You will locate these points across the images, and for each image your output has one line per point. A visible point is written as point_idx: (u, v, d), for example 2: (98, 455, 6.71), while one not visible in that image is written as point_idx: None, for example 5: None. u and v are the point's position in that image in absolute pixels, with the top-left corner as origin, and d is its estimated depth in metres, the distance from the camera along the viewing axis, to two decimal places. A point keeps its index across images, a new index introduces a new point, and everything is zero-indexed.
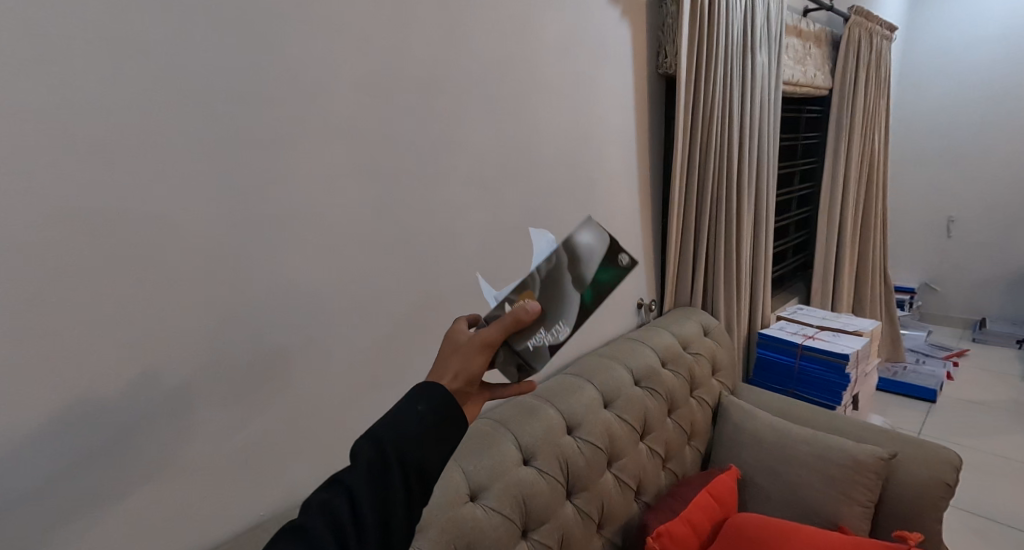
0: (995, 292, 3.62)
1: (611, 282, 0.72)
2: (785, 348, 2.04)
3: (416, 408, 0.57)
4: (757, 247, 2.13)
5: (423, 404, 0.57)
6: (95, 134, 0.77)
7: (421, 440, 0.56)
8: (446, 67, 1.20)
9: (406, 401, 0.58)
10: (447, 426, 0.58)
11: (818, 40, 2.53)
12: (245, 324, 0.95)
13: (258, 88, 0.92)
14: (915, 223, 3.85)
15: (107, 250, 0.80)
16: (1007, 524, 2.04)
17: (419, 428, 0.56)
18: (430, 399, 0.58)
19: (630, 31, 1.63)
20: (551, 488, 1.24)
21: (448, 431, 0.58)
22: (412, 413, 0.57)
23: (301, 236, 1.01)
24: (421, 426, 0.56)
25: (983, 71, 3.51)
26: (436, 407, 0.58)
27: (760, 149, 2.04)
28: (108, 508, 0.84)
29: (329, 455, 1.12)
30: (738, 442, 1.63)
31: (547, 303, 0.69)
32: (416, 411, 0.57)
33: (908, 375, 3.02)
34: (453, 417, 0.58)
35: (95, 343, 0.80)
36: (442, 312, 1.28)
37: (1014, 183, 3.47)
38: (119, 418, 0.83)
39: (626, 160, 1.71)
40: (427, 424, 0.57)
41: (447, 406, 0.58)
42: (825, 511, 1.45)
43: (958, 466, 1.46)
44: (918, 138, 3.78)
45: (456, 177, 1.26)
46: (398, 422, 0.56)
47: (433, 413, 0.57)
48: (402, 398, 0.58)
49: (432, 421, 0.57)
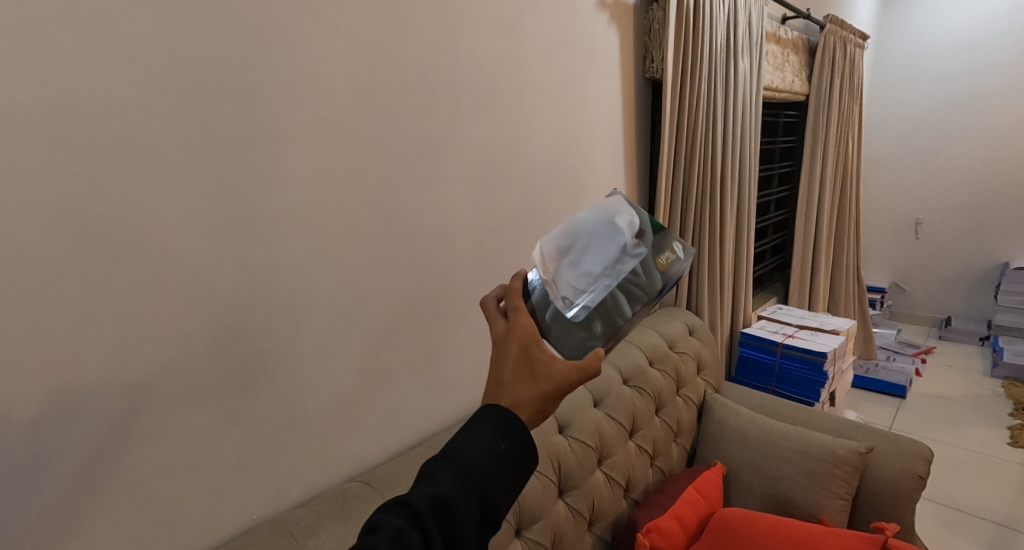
0: (960, 291, 3.75)
1: None
2: (766, 347, 2.09)
3: (500, 442, 0.55)
4: (740, 248, 2.19)
5: (501, 437, 0.55)
6: (86, 133, 0.77)
7: (496, 477, 0.54)
8: (440, 69, 1.21)
9: (483, 431, 0.55)
10: (522, 458, 0.56)
11: (796, 47, 2.60)
12: (241, 326, 0.95)
13: (257, 88, 0.93)
14: (885, 225, 3.98)
15: (98, 250, 0.79)
16: (973, 514, 2.13)
17: (495, 463, 0.54)
18: (508, 429, 0.56)
19: (617, 34, 1.65)
20: (544, 487, 1.25)
21: (519, 462, 0.56)
22: (490, 443, 0.54)
23: (295, 237, 1.01)
24: (503, 466, 0.54)
25: (948, 79, 3.64)
26: (513, 440, 0.55)
27: (742, 153, 2.10)
28: (99, 510, 0.83)
29: (321, 457, 1.11)
30: (723, 438, 1.67)
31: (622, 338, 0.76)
32: (494, 443, 0.55)
33: (880, 371, 3.12)
34: (527, 450, 0.56)
35: (92, 341, 0.80)
36: (436, 312, 1.28)
37: (976, 186, 3.61)
38: (116, 418, 0.83)
39: (612, 163, 1.74)
40: (503, 459, 0.55)
41: (522, 443, 0.56)
42: (806, 504, 1.49)
43: (930, 459, 1.51)
44: (888, 143, 3.90)
45: (448, 178, 1.26)
46: (483, 454, 0.54)
47: (510, 447, 0.55)
48: (489, 426, 0.55)
49: (509, 457, 0.55)
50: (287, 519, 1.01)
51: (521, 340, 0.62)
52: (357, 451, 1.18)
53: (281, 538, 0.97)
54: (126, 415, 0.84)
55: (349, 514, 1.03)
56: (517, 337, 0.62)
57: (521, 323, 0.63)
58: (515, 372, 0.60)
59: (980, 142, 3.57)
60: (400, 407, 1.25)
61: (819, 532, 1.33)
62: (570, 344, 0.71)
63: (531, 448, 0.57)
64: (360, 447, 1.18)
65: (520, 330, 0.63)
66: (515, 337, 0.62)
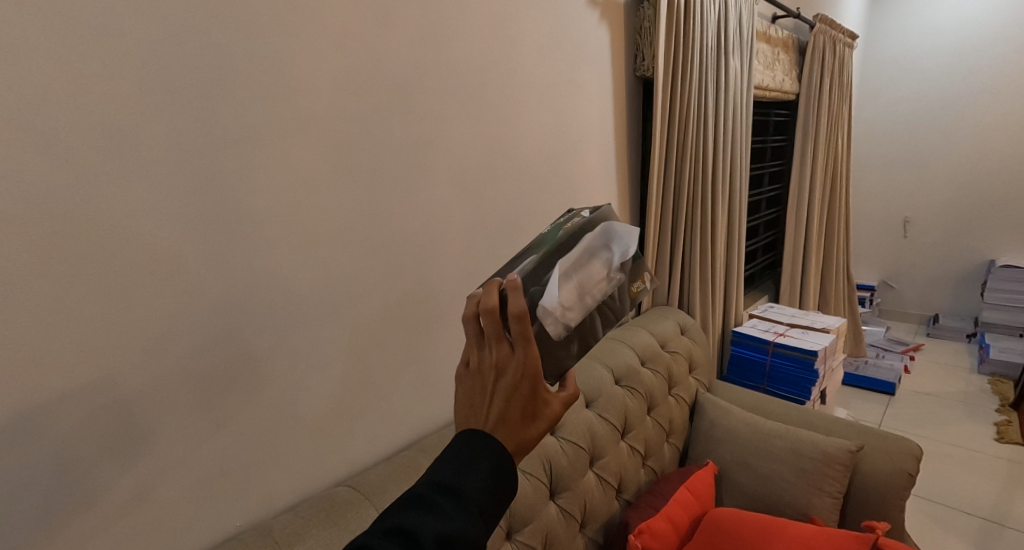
0: (947, 289, 3.79)
1: None
2: (757, 346, 2.10)
3: (494, 475, 0.54)
4: (731, 246, 2.19)
5: (486, 463, 0.54)
6: (64, 131, 0.75)
7: (480, 502, 0.53)
8: (428, 67, 1.19)
9: (468, 457, 0.54)
10: (505, 482, 0.55)
11: (786, 46, 2.60)
12: (224, 329, 0.93)
13: (243, 83, 0.91)
14: (875, 223, 4.01)
15: (77, 249, 0.78)
16: (963, 510, 2.14)
17: (480, 489, 0.53)
18: (492, 455, 0.55)
19: (607, 32, 1.64)
20: (535, 488, 1.24)
21: (503, 486, 0.55)
22: (474, 470, 0.54)
23: (280, 238, 0.99)
24: (498, 498, 0.55)
25: (936, 78, 3.66)
26: (497, 466, 0.55)
27: (733, 152, 2.10)
28: (81, 517, 0.81)
29: (307, 462, 1.09)
30: (714, 437, 1.67)
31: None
32: (478, 468, 0.54)
33: (869, 368, 3.13)
34: (511, 480, 0.56)
35: (69, 343, 0.78)
36: (426, 313, 1.27)
37: (963, 185, 3.63)
38: (96, 420, 0.81)
39: (604, 162, 1.73)
40: (487, 483, 0.54)
41: (511, 469, 0.56)
42: (798, 503, 1.49)
43: (919, 457, 1.52)
44: (878, 142, 3.92)
45: (438, 177, 1.25)
46: (480, 489, 0.53)
47: (494, 473, 0.54)
48: (486, 459, 0.55)
49: (494, 484, 0.54)
50: (272, 526, 0.99)
51: (529, 380, 0.58)
52: (346, 454, 1.16)
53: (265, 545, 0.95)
54: (105, 419, 0.82)
55: (336, 520, 1.01)
56: (524, 375, 0.57)
57: (528, 355, 0.57)
58: (514, 414, 0.57)
59: (965, 142, 3.60)
60: (389, 409, 1.23)
61: (811, 532, 1.33)
62: (550, 359, 0.68)
63: (516, 475, 0.56)
64: (349, 450, 1.16)
65: (528, 365, 0.57)
66: (522, 372, 0.57)
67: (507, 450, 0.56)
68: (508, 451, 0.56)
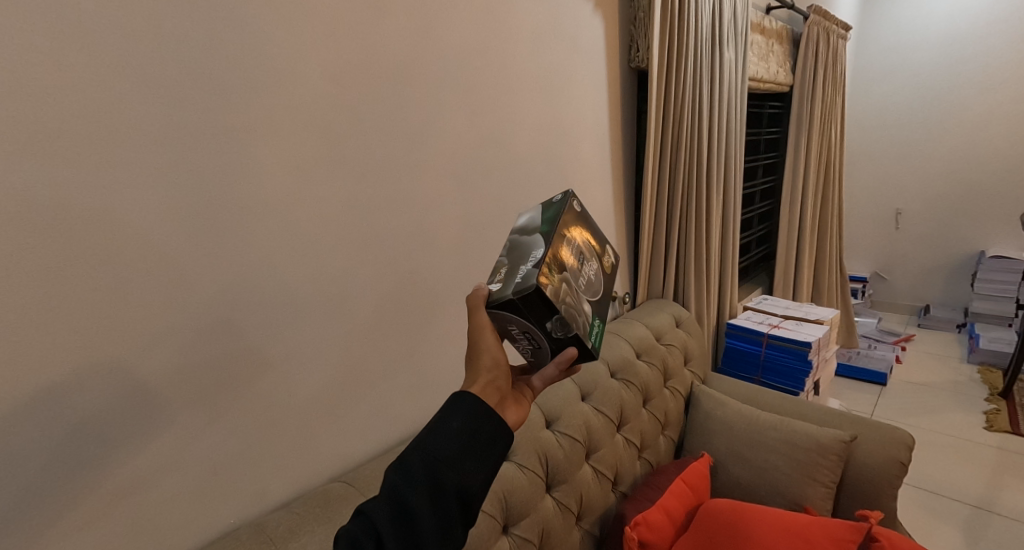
0: (938, 280, 3.81)
1: (558, 208, 0.79)
2: (751, 338, 2.10)
3: (450, 424, 0.60)
4: (725, 238, 2.19)
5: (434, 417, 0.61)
6: (56, 126, 0.74)
7: (455, 460, 0.58)
8: (421, 59, 1.18)
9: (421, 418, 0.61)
10: (481, 442, 0.60)
11: (780, 38, 2.60)
12: (218, 325, 0.92)
13: (230, 75, 0.89)
14: (868, 216, 4.02)
15: (68, 244, 0.76)
16: (955, 498, 2.15)
17: (454, 446, 0.58)
18: (462, 415, 0.60)
19: (602, 22, 1.63)
20: (531, 482, 1.24)
21: (482, 448, 0.60)
22: (447, 430, 0.59)
23: (272, 233, 0.98)
24: (456, 443, 0.58)
25: (929, 70, 3.66)
26: (471, 424, 0.60)
27: (728, 142, 2.09)
28: (76, 514, 0.80)
29: (300, 459, 1.08)
30: (709, 429, 1.67)
31: (514, 259, 0.74)
32: (450, 428, 0.59)
33: (861, 359, 3.15)
34: (469, 426, 0.60)
35: (54, 340, 0.76)
36: (421, 307, 1.26)
37: (955, 176, 3.65)
38: (85, 417, 0.80)
39: (599, 153, 1.73)
40: (461, 445, 0.59)
41: (474, 415, 0.61)
42: (791, 493, 1.50)
43: (911, 447, 1.53)
44: (871, 134, 3.93)
45: (432, 170, 1.24)
46: (431, 438, 0.59)
47: (468, 432, 0.59)
48: (439, 412, 0.61)
49: (447, 427, 0.59)
50: (267, 523, 0.98)
51: None
52: (340, 450, 1.15)
53: (260, 542, 0.94)
54: (96, 417, 0.81)
55: (330, 516, 1.01)
56: None
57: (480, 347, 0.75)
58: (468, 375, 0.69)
59: (958, 133, 3.61)
60: (384, 405, 1.23)
61: (804, 522, 1.34)
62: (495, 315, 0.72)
63: (484, 428, 0.60)
64: (342, 446, 1.15)
65: None
66: None
67: (468, 406, 0.61)
68: (462, 400, 0.62)
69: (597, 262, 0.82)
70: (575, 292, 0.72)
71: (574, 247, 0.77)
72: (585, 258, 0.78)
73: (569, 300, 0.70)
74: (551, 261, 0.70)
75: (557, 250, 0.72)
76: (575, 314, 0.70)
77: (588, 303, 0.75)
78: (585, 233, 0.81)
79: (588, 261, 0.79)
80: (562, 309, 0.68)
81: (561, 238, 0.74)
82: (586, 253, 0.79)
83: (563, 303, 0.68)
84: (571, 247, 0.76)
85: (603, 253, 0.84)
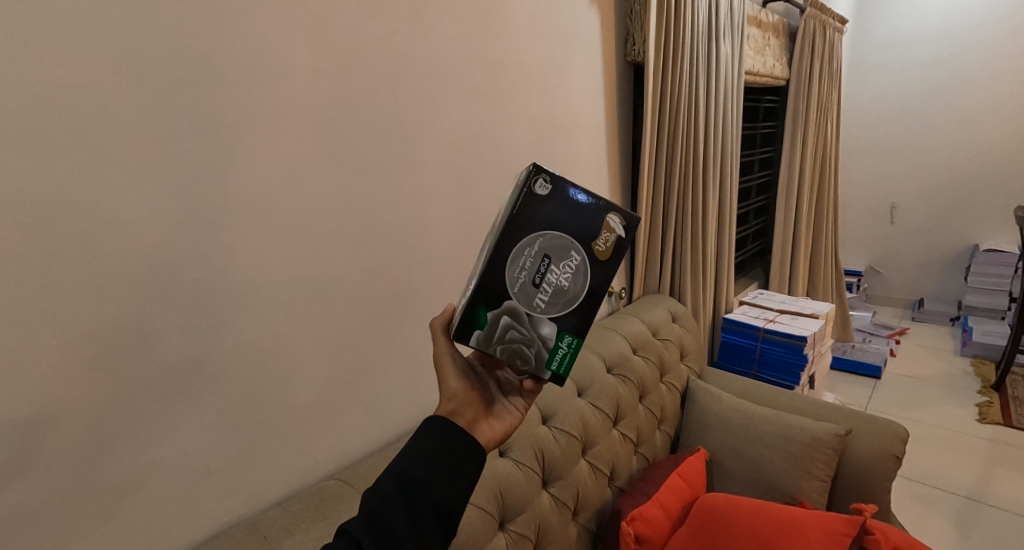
0: (932, 273, 3.83)
1: (517, 204, 0.70)
2: (746, 332, 2.11)
3: (423, 445, 0.63)
4: (722, 233, 2.19)
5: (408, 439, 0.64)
6: (46, 121, 0.73)
7: (429, 477, 0.61)
8: (416, 51, 1.16)
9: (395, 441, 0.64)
10: (454, 459, 0.63)
11: (776, 31, 2.59)
12: (212, 323, 0.91)
13: (223, 70, 0.88)
14: (863, 209, 4.02)
15: (59, 242, 0.75)
16: (948, 490, 2.17)
17: (427, 465, 0.62)
18: (437, 436, 0.64)
19: (598, 15, 1.62)
20: (527, 478, 1.24)
21: (457, 463, 0.63)
22: (421, 449, 0.63)
23: (266, 229, 0.97)
24: (432, 461, 0.62)
25: (925, 62, 3.66)
26: (445, 442, 0.64)
27: (724, 136, 2.08)
28: (69, 516, 0.80)
29: (293, 457, 1.07)
30: (704, 423, 1.68)
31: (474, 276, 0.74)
32: (425, 449, 0.63)
33: (856, 353, 3.17)
34: (447, 444, 0.64)
35: (44, 338, 0.75)
36: (416, 303, 1.26)
37: (949, 169, 3.66)
38: (77, 419, 0.79)
39: (595, 147, 1.72)
40: (436, 460, 0.62)
41: (449, 434, 0.64)
42: (787, 487, 1.51)
43: (905, 439, 1.54)
44: (867, 128, 3.92)
45: (427, 165, 1.23)
46: (408, 458, 0.62)
47: (443, 450, 0.63)
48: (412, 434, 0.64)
49: (421, 445, 0.63)
50: (261, 521, 0.98)
51: None
52: (334, 448, 1.15)
53: (255, 540, 0.94)
54: (89, 417, 0.80)
55: (325, 514, 1.00)
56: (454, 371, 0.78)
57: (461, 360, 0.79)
58: None
59: (953, 126, 3.62)
60: (378, 403, 1.22)
61: (801, 515, 1.34)
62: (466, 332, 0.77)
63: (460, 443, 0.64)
64: (337, 444, 1.15)
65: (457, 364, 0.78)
66: None
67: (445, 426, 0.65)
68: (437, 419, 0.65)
69: (578, 254, 0.72)
70: (528, 320, 0.71)
71: (533, 255, 0.71)
72: (553, 262, 0.71)
73: (514, 335, 0.70)
74: (483, 301, 0.69)
75: (498, 280, 0.69)
76: (524, 352, 0.71)
77: (550, 322, 0.72)
78: (556, 224, 0.71)
79: (560, 261, 0.72)
80: (501, 351, 0.70)
81: (506, 260, 0.70)
82: (555, 255, 0.71)
83: (502, 345, 0.70)
84: (525, 258, 0.70)
85: (592, 240, 0.73)
